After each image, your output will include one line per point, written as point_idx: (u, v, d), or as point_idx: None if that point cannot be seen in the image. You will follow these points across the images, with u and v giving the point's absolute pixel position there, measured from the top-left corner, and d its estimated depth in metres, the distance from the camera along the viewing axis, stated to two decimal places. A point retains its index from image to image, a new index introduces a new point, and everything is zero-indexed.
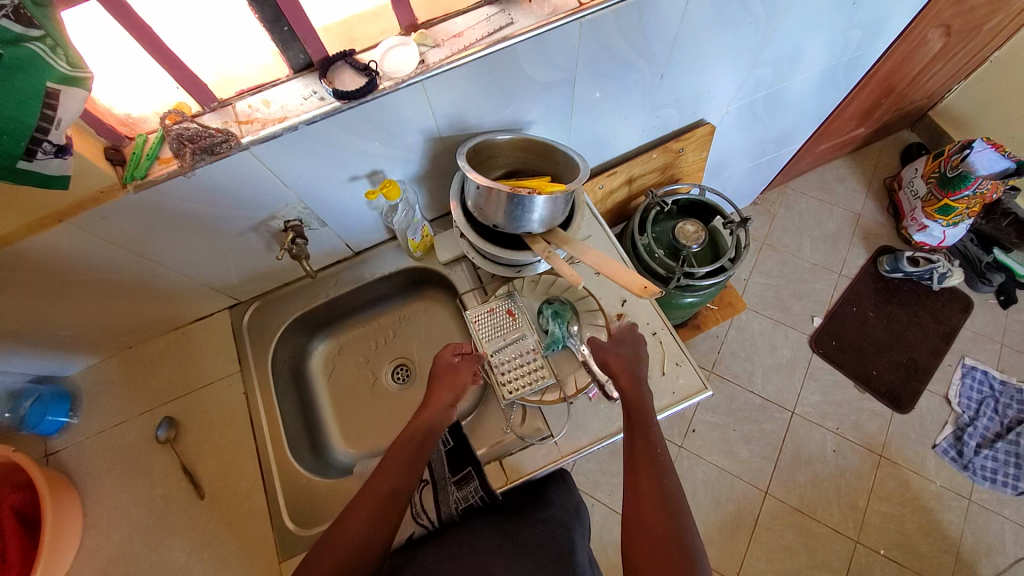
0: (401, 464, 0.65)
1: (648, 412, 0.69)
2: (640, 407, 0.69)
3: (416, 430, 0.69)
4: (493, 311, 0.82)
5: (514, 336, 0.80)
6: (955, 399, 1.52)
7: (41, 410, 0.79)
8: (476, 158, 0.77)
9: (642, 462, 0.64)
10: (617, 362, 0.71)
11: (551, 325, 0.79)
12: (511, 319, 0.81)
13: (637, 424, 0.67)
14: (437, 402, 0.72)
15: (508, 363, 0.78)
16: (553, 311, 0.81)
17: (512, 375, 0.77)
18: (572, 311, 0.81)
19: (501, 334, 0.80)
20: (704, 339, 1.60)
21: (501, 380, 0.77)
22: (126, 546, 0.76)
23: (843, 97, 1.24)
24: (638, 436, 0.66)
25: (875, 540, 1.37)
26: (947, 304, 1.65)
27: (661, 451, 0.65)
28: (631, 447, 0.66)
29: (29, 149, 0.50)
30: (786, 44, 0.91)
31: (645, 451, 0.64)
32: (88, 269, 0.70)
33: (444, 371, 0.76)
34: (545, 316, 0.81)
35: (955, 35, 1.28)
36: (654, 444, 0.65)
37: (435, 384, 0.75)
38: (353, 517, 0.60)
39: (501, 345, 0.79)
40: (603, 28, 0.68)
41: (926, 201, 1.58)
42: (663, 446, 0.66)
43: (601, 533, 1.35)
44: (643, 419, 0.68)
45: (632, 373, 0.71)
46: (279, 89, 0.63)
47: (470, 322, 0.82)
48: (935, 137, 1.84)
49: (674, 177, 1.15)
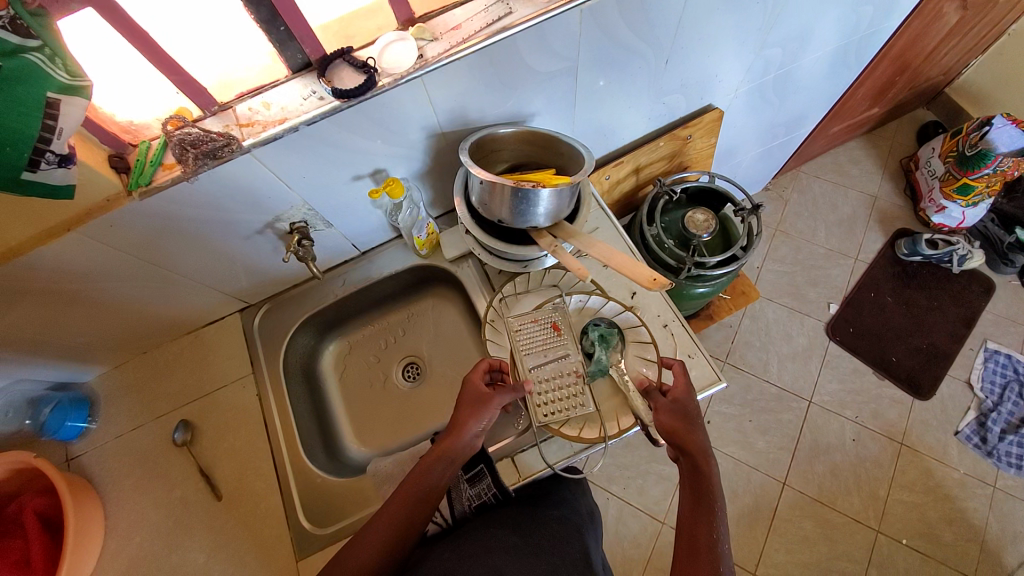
0: (426, 482, 0.64)
1: (716, 495, 0.61)
2: (710, 489, 0.61)
3: (438, 459, 0.66)
4: (537, 322, 0.77)
5: (556, 353, 0.74)
6: (977, 384, 1.48)
7: (60, 416, 0.80)
8: (479, 153, 0.76)
9: (703, 551, 0.56)
10: (690, 438, 0.64)
11: (597, 350, 0.75)
12: (557, 334, 0.76)
13: (702, 504, 0.60)
14: (463, 430, 0.67)
15: (545, 384, 0.72)
16: (599, 334, 0.76)
17: (549, 398, 0.71)
18: (620, 338, 0.76)
19: (541, 349, 0.74)
20: (718, 329, 1.58)
21: (537, 400, 0.71)
22: (147, 548, 0.77)
23: (856, 76, 1.21)
24: (701, 519, 0.59)
25: (896, 529, 1.34)
26: (968, 287, 1.61)
27: (723, 541, 0.57)
28: (691, 531, 0.58)
29: (33, 159, 0.51)
30: (794, 24, 0.89)
31: (708, 539, 0.57)
32: (98, 277, 0.71)
33: (470, 401, 0.69)
34: (590, 338, 0.76)
35: (971, 8, 1.23)
36: (716, 531, 0.58)
37: (461, 410, 0.69)
38: (375, 526, 0.61)
39: (541, 360, 0.73)
40: (604, 13, 0.67)
41: (944, 180, 1.54)
42: (727, 540, 0.58)
43: (617, 527, 1.35)
44: (710, 501, 0.60)
45: (703, 449, 0.63)
46: (278, 90, 0.63)
47: (511, 330, 0.76)
48: (952, 114, 1.79)
49: (682, 165, 1.12)
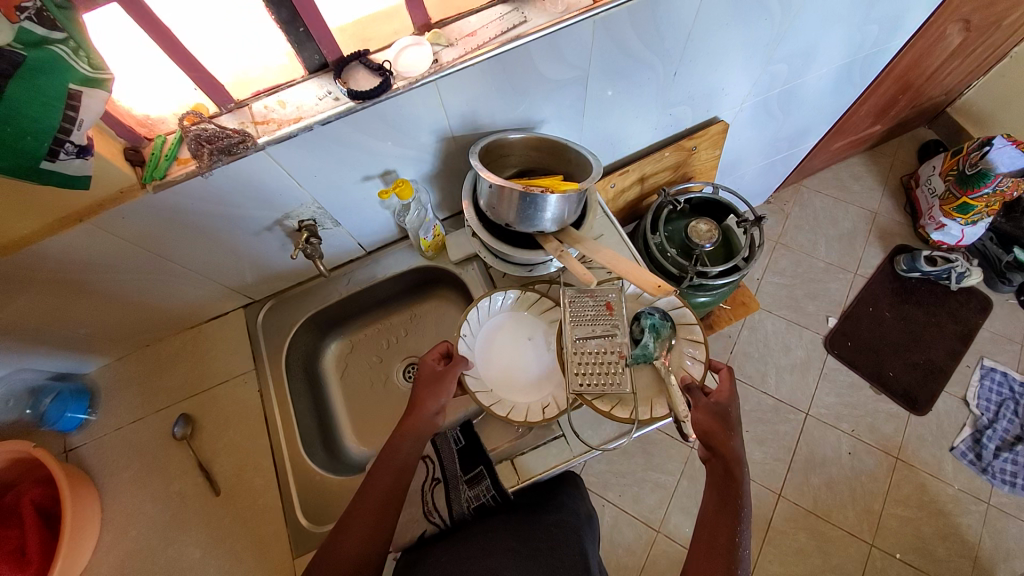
0: (398, 461, 0.65)
1: (743, 501, 0.62)
2: (738, 493, 0.62)
3: (404, 437, 0.67)
4: (593, 296, 0.73)
5: (603, 330, 0.71)
6: (972, 401, 1.49)
7: (60, 406, 0.80)
8: (489, 157, 0.77)
9: (721, 551, 0.58)
10: (724, 442, 0.65)
11: (645, 337, 0.73)
12: (608, 313, 0.72)
13: (727, 506, 0.61)
14: (422, 409, 0.69)
15: (588, 356, 0.70)
16: (652, 323, 0.74)
17: (587, 369, 0.70)
18: (672, 331, 0.75)
19: (590, 322, 0.71)
20: (716, 339, 1.59)
21: (573, 368, 0.70)
22: (143, 542, 0.77)
23: (859, 94, 1.23)
24: (723, 520, 0.60)
25: (890, 543, 1.35)
26: (965, 304, 1.62)
27: (743, 545, 0.59)
28: (713, 530, 0.60)
29: (52, 149, 0.51)
30: (801, 40, 0.90)
31: (727, 540, 0.59)
32: (104, 269, 0.71)
33: (426, 380, 0.71)
34: (641, 325, 0.74)
35: (974, 30, 1.25)
36: (737, 536, 0.59)
37: (419, 390, 0.71)
38: (348, 539, 0.60)
39: (587, 333, 0.71)
40: (616, 25, 0.68)
41: (943, 199, 1.55)
42: (745, 546, 0.59)
43: (611, 534, 1.35)
44: (735, 506, 0.61)
45: (737, 456, 0.65)
46: (294, 89, 0.64)
47: (562, 297, 0.74)
48: (952, 134, 1.81)
49: (687, 175, 1.13)
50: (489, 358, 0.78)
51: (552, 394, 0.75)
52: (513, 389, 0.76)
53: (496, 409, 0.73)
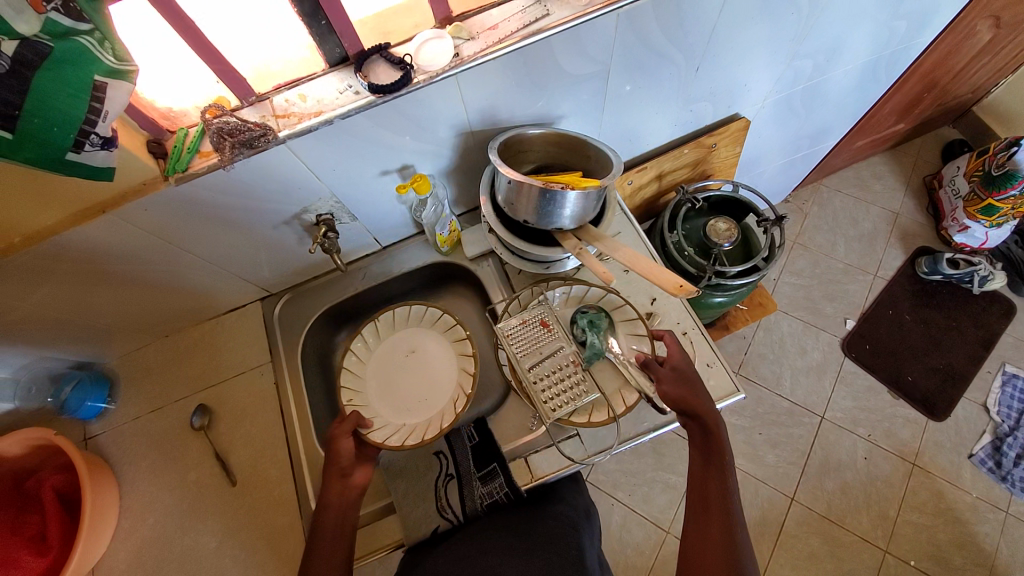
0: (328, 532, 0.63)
1: (726, 452, 0.65)
2: (721, 447, 0.65)
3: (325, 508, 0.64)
4: (526, 322, 0.75)
5: (551, 349, 0.72)
6: (993, 408, 1.46)
7: (80, 395, 0.82)
8: (507, 153, 0.77)
9: (714, 504, 0.62)
10: (698, 403, 0.67)
11: (589, 336, 0.73)
12: (547, 331, 0.74)
13: (712, 462, 0.65)
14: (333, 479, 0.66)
15: (546, 378, 0.71)
16: (588, 320, 0.75)
17: (551, 391, 0.70)
18: (608, 319, 0.75)
19: (535, 347, 0.72)
20: (730, 340, 1.57)
21: (541, 397, 0.69)
22: (160, 530, 0.78)
23: (883, 91, 1.20)
24: (711, 477, 0.64)
25: (905, 550, 1.32)
26: (987, 309, 1.58)
27: (732, 496, 0.62)
28: (704, 485, 0.63)
29: (77, 141, 0.51)
30: (826, 36, 0.88)
31: (720, 504, 0.61)
32: (126, 259, 0.72)
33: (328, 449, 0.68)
34: (580, 326, 0.75)
35: (1004, 28, 1.22)
36: (727, 486, 0.63)
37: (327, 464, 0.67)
38: None
39: (536, 359, 0.72)
40: (639, 19, 0.67)
41: (968, 200, 1.52)
42: (735, 492, 0.63)
43: (620, 533, 1.34)
44: (720, 459, 0.65)
45: (711, 410, 0.67)
46: (315, 83, 0.63)
47: (503, 336, 0.73)
48: (979, 133, 1.76)
49: (705, 172, 1.12)
50: (387, 398, 0.82)
51: (456, 388, 0.81)
52: (420, 409, 0.81)
53: (413, 439, 0.76)
